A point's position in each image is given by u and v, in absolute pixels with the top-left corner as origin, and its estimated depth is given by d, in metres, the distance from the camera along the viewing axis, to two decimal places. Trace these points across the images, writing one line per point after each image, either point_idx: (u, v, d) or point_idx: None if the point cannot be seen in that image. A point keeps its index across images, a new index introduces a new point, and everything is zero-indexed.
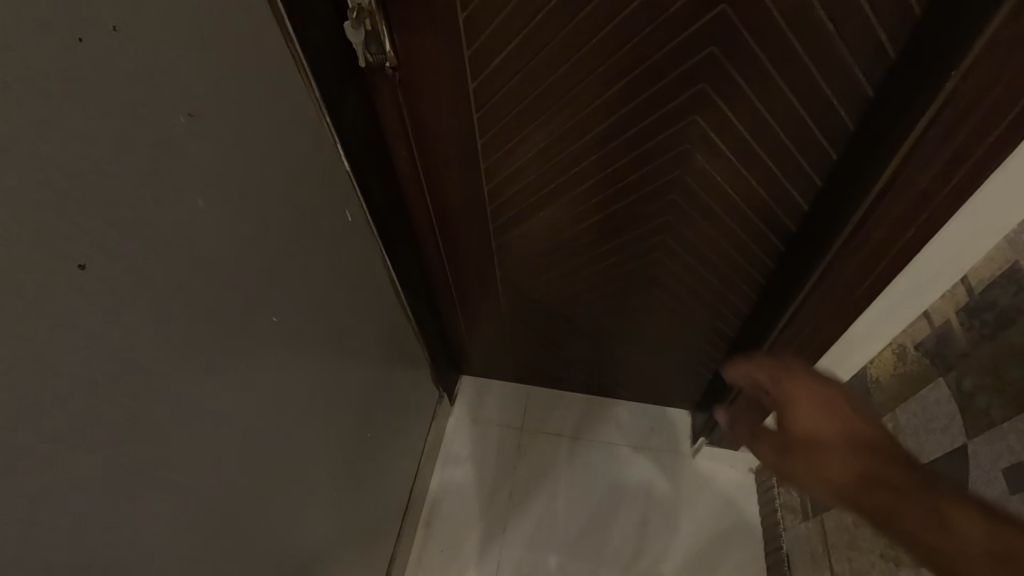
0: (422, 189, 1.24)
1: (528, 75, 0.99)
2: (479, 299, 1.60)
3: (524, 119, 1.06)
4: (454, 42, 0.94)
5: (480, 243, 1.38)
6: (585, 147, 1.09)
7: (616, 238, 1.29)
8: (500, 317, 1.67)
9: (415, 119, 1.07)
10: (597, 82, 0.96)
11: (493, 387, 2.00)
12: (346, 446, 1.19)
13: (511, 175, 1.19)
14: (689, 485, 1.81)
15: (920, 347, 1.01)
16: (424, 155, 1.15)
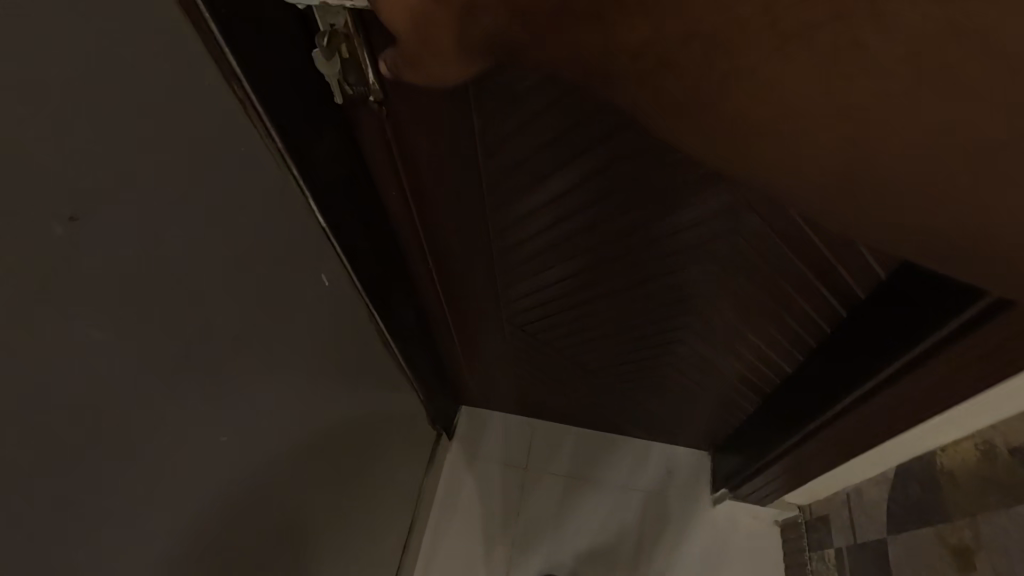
0: (417, 228, 1.06)
1: (548, 145, 0.78)
2: (480, 338, 1.44)
3: (545, 185, 0.88)
4: (460, 105, 0.73)
5: (487, 288, 1.22)
6: (615, 220, 0.90)
7: (642, 302, 1.12)
8: (504, 355, 1.51)
9: (411, 163, 0.88)
10: (636, 161, 0.76)
11: (493, 420, 1.83)
12: (321, 535, 1.02)
13: (524, 234, 1.02)
14: (708, 536, 1.67)
15: (1018, 452, 0.84)
16: (420, 198, 0.97)
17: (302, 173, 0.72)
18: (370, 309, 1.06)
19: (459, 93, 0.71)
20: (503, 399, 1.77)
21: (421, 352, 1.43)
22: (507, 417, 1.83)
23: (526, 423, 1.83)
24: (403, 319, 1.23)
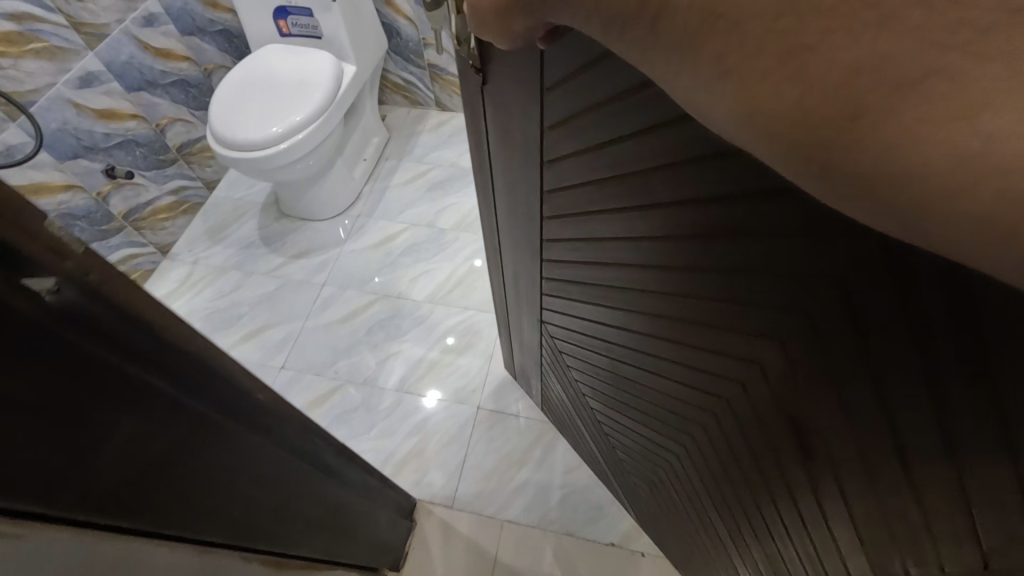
0: (494, 225, 0.71)
1: (581, 226, 0.47)
2: (467, 453, 1.04)
3: (570, 267, 0.55)
4: (523, 114, 0.45)
5: (535, 340, 0.83)
6: (625, 364, 0.57)
7: (642, 469, 0.77)
8: (473, 466, 1.02)
9: (496, 138, 0.53)
10: (648, 321, 0.45)
11: (466, 512, 0.98)
12: None
13: (550, 310, 0.69)
14: None
15: None
16: (497, 189, 0.62)
17: (66, 502, 0.26)
18: (308, 513, 0.53)
19: (536, 111, 0.42)
20: (490, 437, 1.05)
21: (370, 538, 0.76)
22: (477, 472, 1.02)
23: (515, 520, 0.97)
24: (369, 474, 0.72)
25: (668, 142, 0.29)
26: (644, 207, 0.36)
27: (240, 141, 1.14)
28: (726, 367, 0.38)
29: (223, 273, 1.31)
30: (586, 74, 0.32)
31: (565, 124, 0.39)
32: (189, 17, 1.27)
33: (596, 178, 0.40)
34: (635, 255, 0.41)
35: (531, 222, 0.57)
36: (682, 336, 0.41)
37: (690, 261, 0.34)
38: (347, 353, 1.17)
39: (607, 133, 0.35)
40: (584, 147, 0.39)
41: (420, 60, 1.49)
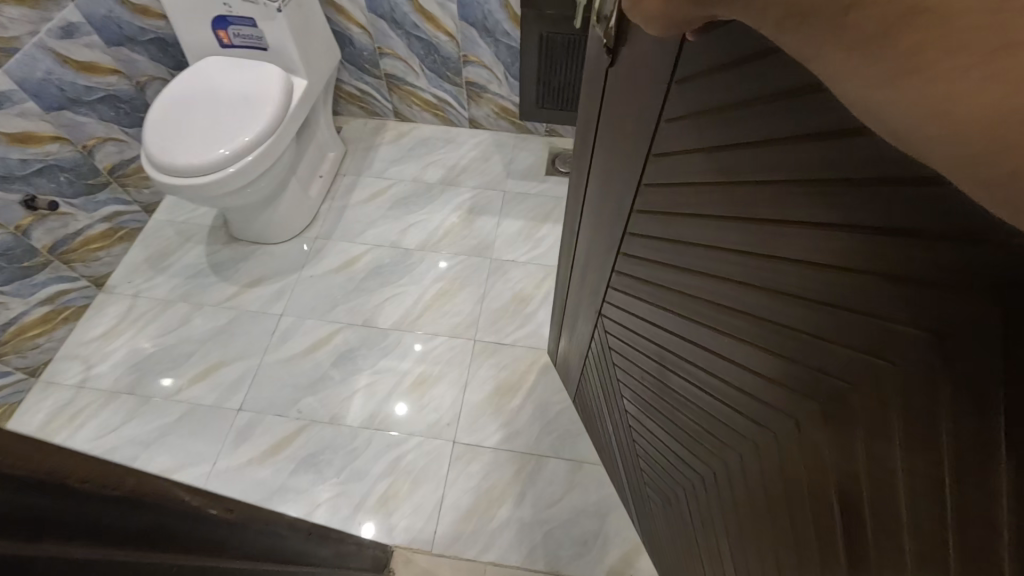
0: (580, 210, 0.70)
1: (671, 226, 0.45)
2: (445, 492, 0.98)
3: (646, 266, 0.54)
4: (638, 96, 0.44)
5: (588, 332, 0.82)
6: (674, 378, 0.55)
7: (661, 485, 0.75)
8: (452, 504, 0.97)
9: (607, 119, 0.53)
10: (711, 339, 0.44)
11: (447, 557, 0.93)
12: None
13: (611, 305, 0.68)
14: None
15: None
16: (594, 172, 0.62)
17: None
18: None
19: (651, 98, 0.42)
20: (468, 473, 1.00)
21: None
22: (456, 511, 0.97)
23: (499, 561, 0.92)
24: (342, 538, 0.66)
25: (785, 156, 0.28)
26: (740, 221, 0.34)
27: (180, 167, 1.04)
28: (783, 404, 0.36)
29: (168, 305, 1.21)
30: (715, 73, 0.32)
31: (679, 119, 0.39)
32: (116, 26, 1.16)
33: (694, 180, 0.39)
34: (720, 267, 0.39)
35: (617, 211, 0.57)
36: (744, 362, 0.39)
37: (777, 285, 0.33)
38: (312, 390, 1.09)
39: (720, 135, 0.34)
40: (692, 146, 0.38)
41: (376, 70, 1.41)
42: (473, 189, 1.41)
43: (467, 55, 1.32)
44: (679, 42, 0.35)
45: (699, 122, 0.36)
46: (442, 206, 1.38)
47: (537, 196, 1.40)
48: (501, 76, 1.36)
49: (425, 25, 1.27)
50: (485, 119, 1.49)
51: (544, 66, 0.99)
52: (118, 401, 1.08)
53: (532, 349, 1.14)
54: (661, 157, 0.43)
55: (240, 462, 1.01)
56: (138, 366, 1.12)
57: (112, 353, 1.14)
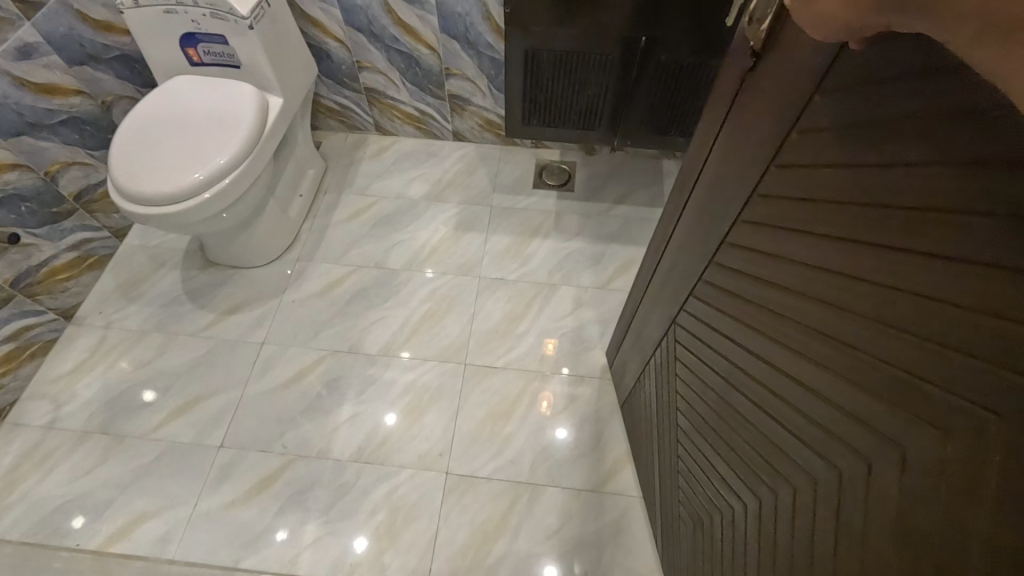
0: (681, 212, 0.71)
1: (782, 243, 0.46)
2: (439, 526, 0.95)
3: (741, 279, 0.54)
4: (783, 101, 0.45)
5: (657, 338, 0.83)
6: (740, 397, 0.56)
7: (693, 506, 0.75)
8: (448, 541, 0.94)
9: (737, 120, 0.54)
10: (798, 365, 0.45)
11: None
12: None
13: (691, 312, 0.69)
14: None
15: None
16: (706, 174, 0.62)
17: None
18: None
19: (798, 100, 0.43)
20: (462, 506, 0.97)
21: None
22: (451, 546, 0.93)
23: None
24: None
25: (941, 177, 0.29)
26: (863, 245, 0.36)
27: (147, 195, 0.98)
28: (861, 444, 0.37)
29: (143, 336, 1.15)
30: (878, 87, 0.33)
31: (824, 128, 0.39)
32: (77, 43, 1.11)
33: (824, 196, 0.40)
34: (827, 292, 0.40)
35: (725, 218, 0.58)
36: (831, 394, 0.40)
37: (887, 316, 0.34)
38: (296, 423, 1.05)
39: (868, 149, 0.35)
40: (832, 158, 0.39)
41: (356, 84, 1.36)
42: (459, 205, 1.37)
43: (449, 67, 1.28)
44: (843, 49, 0.36)
45: (853, 133, 0.36)
46: (427, 223, 1.34)
47: (525, 211, 1.36)
48: (485, 88, 1.32)
49: (405, 37, 1.23)
50: (470, 132, 1.45)
51: (530, 83, 0.96)
52: (90, 442, 1.02)
53: (524, 371, 1.11)
54: (792, 167, 0.44)
55: (223, 504, 0.96)
56: (112, 403, 1.07)
57: (83, 390, 1.08)
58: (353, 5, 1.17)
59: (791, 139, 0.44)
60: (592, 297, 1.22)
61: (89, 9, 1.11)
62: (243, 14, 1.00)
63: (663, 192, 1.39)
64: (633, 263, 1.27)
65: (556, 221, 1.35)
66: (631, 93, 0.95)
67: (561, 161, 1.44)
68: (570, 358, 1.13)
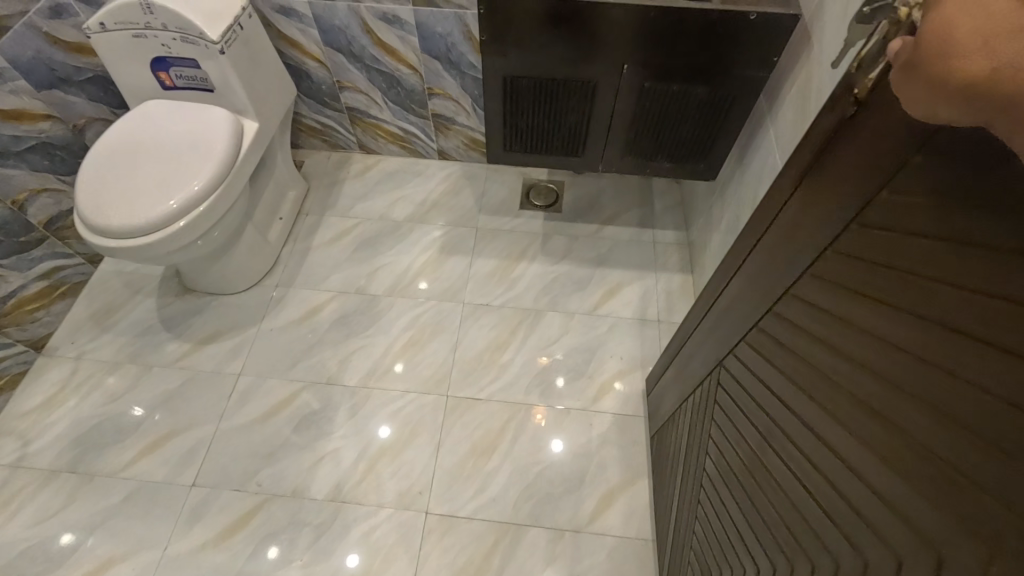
0: (739, 253, 0.63)
1: (848, 306, 0.42)
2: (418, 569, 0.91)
3: (793, 332, 0.50)
4: (867, 162, 0.39)
5: (695, 377, 0.77)
6: (775, 461, 0.53)
7: (701, 558, 0.72)
8: None
9: (816, 168, 0.47)
10: (850, 446, 0.41)
11: None
12: None
13: (732, 359, 0.64)
14: None
15: None
16: (773, 218, 0.55)
17: None
18: None
19: (894, 161, 0.37)
20: (442, 548, 0.93)
21: None
22: None
23: None
24: None
25: None
26: (949, 337, 0.32)
27: (115, 228, 0.95)
28: (910, 548, 0.35)
29: (115, 367, 1.12)
30: (995, 164, 0.29)
31: (922, 197, 0.34)
32: (46, 67, 1.08)
33: (910, 270, 0.35)
34: (895, 377, 0.36)
35: (781, 269, 0.53)
36: (883, 482, 0.37)
37: (970, 423, 0.30)
38: (272, 460, 1.01)
39: (976, 233, 0.30)
40: (927, 231, 0.34)
41: (337, 103, 1.33)
42: (444, 227, 1.34)
43: (431, 87, 1.25)
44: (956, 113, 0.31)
45: (957, 212, 0.31)
46: (412, 246, 1.31)
47: (511, 232, 1.33)
48: (469, 108, 1.29)
49: (386, 57, 1.19)
50: (455, 150, 1.42)
51: (510, 110, 0.93)
52: (58, 481, 0.99)
53: (508, 403, 1.08)
54: (868, 231, 0.40)
55: (194, 547, 0.93)
56: (81, 440, 1.03)
57: (51, 427, 1.05)
58: (330, 25, 1.14)
59: (870, 200, 0.39)
60: (578, 323, 1.19)
61: (59, 31, 1.08)
62: (213, 38, 0.97)
63: (652, 212, 1.36)
64: (621, 287, 1.24)
65: (543, 243, 1.31)
66: (616, 119, 0.92)
67: (549, 180, 1.40)
68: (556, 388, 1.10)
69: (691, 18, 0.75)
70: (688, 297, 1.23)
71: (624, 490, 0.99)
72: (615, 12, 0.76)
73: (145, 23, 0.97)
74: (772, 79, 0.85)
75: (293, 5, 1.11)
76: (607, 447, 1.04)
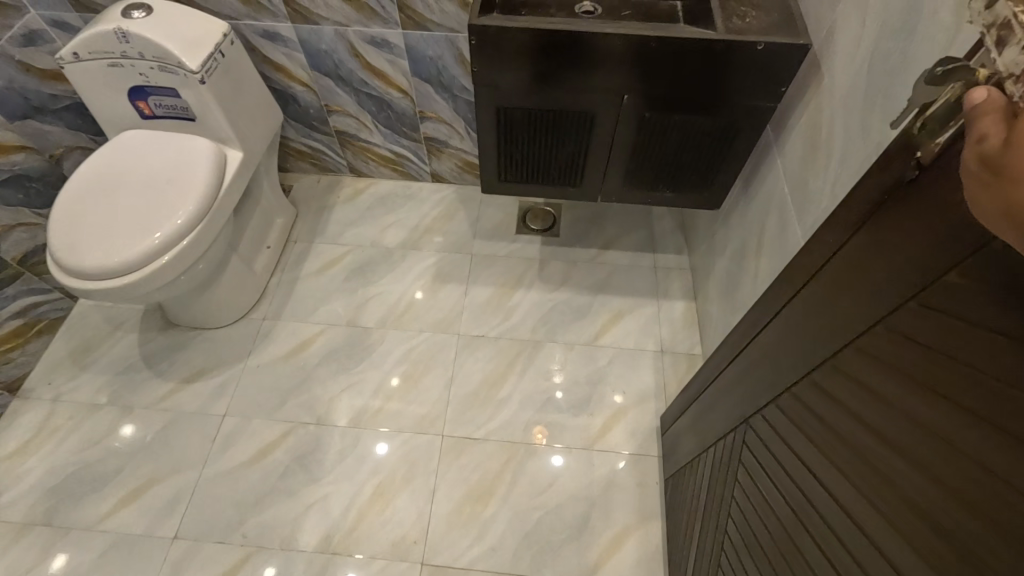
0: (772, 306, 0.58)
1: (899, 393, 0.37)
2: None
3: (828, 404, 0.46)
4: (931, 238, 0.34)
5: (715, 427, 0.72)
6: (812, 552, 0.47)
7: None
8: None
9: (864, 231, 0.42)
10: (916, 562, 0.36)
11: None
12: None
13: (757, 423, 0.59)
14: None
15: None
16: (811, 275, 0.50)
17: None
18: None
19: (961, 241, 0.32)
20: None
21: None
22: None
23: None
24: None
25: None
26: None
27: (89, 269, 0.90)
28: None
29: (94, 410, 1.07)
30: None
31: (1005, 291, 0.29)
32: (19, 96, 1.03)
33: (985, 372, 0.30)
34: (982, 498, 0.31)
35: (819, 336, 0.48)
36: None
37: None
38: (258, 509, 0.96)
39: None
40: (1014, 333, 0.29)
41: (325, 126, 1.28)
42: (437, 254, 1.29)
43: (423, 110, 1.21)
44: None
45: None
46: (404, 275, 1.26)
47: (507, 258, 1.29)
48: (462, 131, 1.25)
49: (375, 81, 1.15)
50: (448, 173, 1.37)
51: (504, 140, 0.88)
52: (31, 536, 0.93)
53: (506, 443, 1.03)
54: (929, 316, 0.35)
55: None
56: (57, 490, 0.98)
57: (25, 475, 0.99)
58: (316, 49, 1.10)
59: (932, 281, 0.34)
60: (578, 355, 1.14)
61: (33, 59, 1.05)
62: (193, 68, 0.92)
63: (653, 235, 1.31)
64: (622, 316, 1.20)
65: (540, 269, 1.27)
66: (616, 149, 0.88)
67: (546, 203, 1.36)
68: (556, 426, 1.05)
69: (695, 48, 0.71)
70: (691, 326, 1.18)
71: (628, 536, 0.95)
72: (615, 42, 0.72)
73: (121, 52, 0.93)
74: (782, 107, 0.81)
75: (276, 29, 1.07)
76: (610, 490, 0.99)
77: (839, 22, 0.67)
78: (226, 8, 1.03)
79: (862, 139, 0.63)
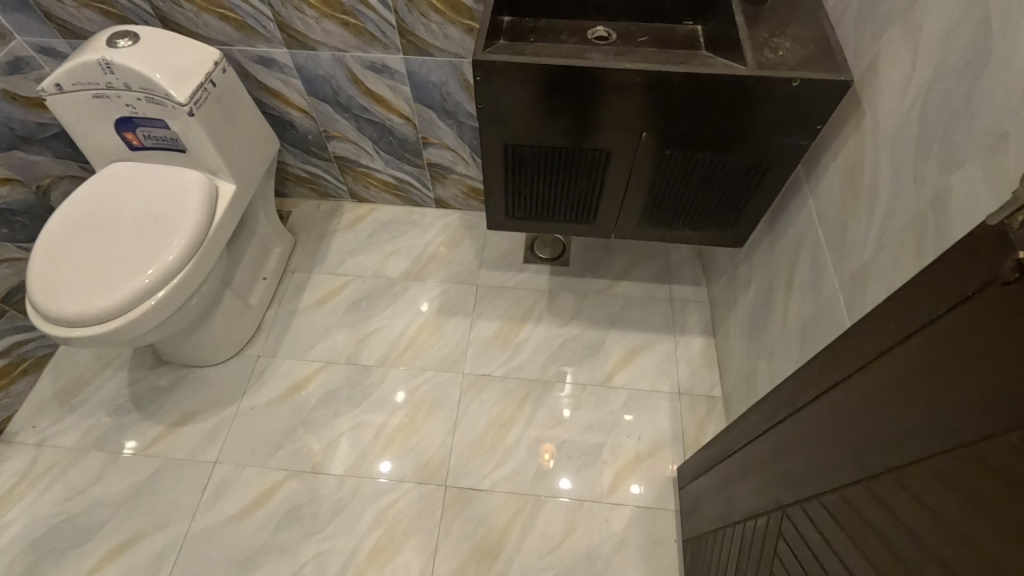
0: (821, 384, 0.52)
1: (978, 533, 0.30)
2: None
3: (883, 514, 0.39)
4: None
5: (746, 502, 0.65)
6: None
7: None
8: None
9: (941, 327, 0.36)
10: None
11: None
12: None
13: (798, 515, 0.52)
14: None
15: None
16: (869, 361, 0.44)
17: None
18: None
19: None
20: None
21: None
22: None
23: None
24: None
25: None
26: None
27: (69, 313, 0.85)
28: None
29: (80, 455, 1.01)
30: None
31: None
32: (4, 126, 0.99)
33: None
34: None
35: (882, 437, 0.41)
36: None
37: None
38: (249, 568, 0.90)
39: None
40: None
41: (325, 152, 1.23)
42: (442, 284, 1.23)
43: (426, 137, 1.15)
44: None
45: None
46: (407, 308, 1.20)
47: (515, 289, 1.22)
48: (468, 157, 1.19)
49: (376, 107, 1.09)
50: (453, 199, 1.32)
51: (512, 177, 0.82)
52: None
53: (514, 494, 0.97)
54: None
55: None
56: (38, 543, 0.92)
57: (5, 527, 0.94)
58: (314, 75, 1.04)
59: None
60: (591, 396, 1.08)
61: (17, 87, 1.00)
62: (181, 100, 0.87)
63: (669, 265, 1.25)
64: (637, 353, 1.13)
65: (549, 301, 1.20)
66: (633, 186, 0.81)
67: None
68: (568, 475, 0.99)
69: (723, 84, 0.65)
70: (710, 365, 1.11)
71: None
72: (636, 79, 0.65)
73: (107, 83, 0.88)
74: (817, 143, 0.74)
75: (272, 55, 1.01)
76: (626, 548, 0.92)
77: (884, 57, 0.61)
78: (220, 34, 0.98)
79: (914, 190, 0.56)
